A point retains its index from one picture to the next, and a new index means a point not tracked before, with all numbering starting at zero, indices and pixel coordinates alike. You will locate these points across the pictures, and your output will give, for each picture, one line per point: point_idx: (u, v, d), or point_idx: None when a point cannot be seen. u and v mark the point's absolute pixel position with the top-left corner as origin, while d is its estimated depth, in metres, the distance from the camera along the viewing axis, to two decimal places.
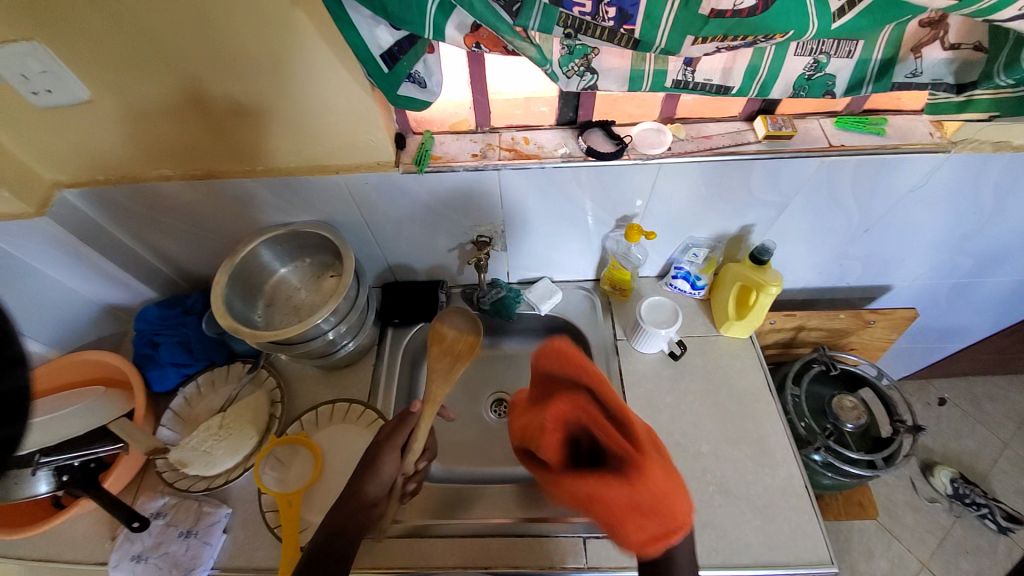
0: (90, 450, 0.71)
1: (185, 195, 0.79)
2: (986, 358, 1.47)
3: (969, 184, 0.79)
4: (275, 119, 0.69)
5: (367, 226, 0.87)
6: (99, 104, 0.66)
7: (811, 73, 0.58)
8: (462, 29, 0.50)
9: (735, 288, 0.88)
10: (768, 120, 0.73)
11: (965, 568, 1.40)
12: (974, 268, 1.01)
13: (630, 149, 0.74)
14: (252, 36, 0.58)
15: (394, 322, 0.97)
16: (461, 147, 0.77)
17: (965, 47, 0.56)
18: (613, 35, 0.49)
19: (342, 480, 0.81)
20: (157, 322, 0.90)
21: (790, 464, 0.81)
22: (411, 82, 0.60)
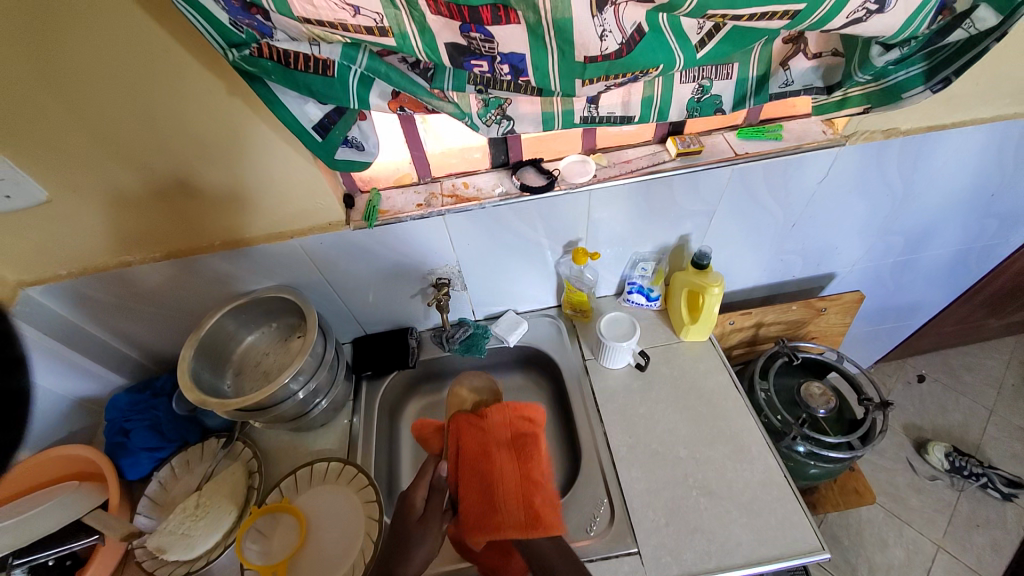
0: (66, 545, 0.72)
1: (150, 277, 0.82)
2: (949, 329, 1.53)
3: (872, 170, 0.87)
4: (230, 198, 0.75)
5: (328, 284, 0.90)
6: (59, 202, 0.69)
7: (699, 96, 0.66)
8: (384, 96, 0.57)
9: (684, 294, 0.94)
10: (677, 140, 0.82)
11: (978, 542, 1.39)
12: (905, 246, 1.09)
13: (560, 181, 0.82)
14: (197, 126, 0.64)
15: (368, 374, 0.98)
16: (406, 199, 0.83)
17: (826, 55, 0.64)
18: (517, 87, 0.56)
19: (327, 545, 0.79)
20: (127, 409, 0.90)
21: (767, 457, 0.83)
22: (349, 147, 0.66)
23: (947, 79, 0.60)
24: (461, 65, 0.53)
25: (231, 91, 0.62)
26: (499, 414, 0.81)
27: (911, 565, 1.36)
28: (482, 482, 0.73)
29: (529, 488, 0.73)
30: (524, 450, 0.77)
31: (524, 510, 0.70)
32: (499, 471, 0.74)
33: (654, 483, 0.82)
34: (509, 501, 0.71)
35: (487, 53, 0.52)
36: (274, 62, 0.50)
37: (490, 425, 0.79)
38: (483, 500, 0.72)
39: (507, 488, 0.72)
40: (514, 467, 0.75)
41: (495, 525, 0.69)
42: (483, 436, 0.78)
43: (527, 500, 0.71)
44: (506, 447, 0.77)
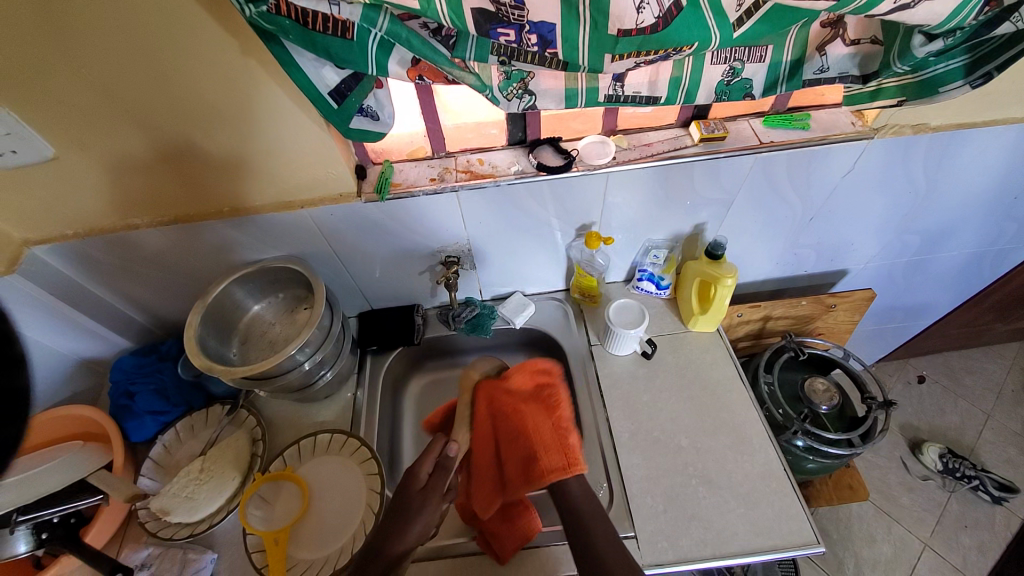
0: (69, 505, 0.69)
1: (156, 242, 0.81)
2: (955, 331, 1.52)
3: (898, 165, 0.85)
4: (240, 165, 0.73)
5: (337, 257, 0.89)
6: (65, 160, 0.68)
7: (730, 78, 0.63)
8: (404, 63, 0.55)
9: (696, 284, 0.93)
10: (701, 125, 0.79)
11: (964, 541, 1.41)
12: (921, 245, 1.07)
13: (578, 162, 0.80)
14: (209, 88, 0.62)
15: (373, 348, 0.98)
16: (419, 173, 0.81)
17: (865, 42, 0.61)
18: (543, 59, 0.53)
19: (328, 514, 0.80)
20: (132, 371, 0.89)
21: (768, 449, 0.84)
22: (363, 116, 0.64)
23: (989, 74, 0.57)
24: (487, 33, 0.50)
25: (244, 51, 0.59)
26: (520, 373, 0.81)
27: (897, 560, 1.38)
28: (510, 435, 0.74)
29: (564, 434, 0.73)
30: (549, 402, 0.77)
31: (563, 453, 0.71)
32: (529, 421, 0.74)
33: (654, 469, 0.82)
34: (546, 446, 0.71)
35: (515, 21, 0.49)
36: (293, 21, 0.48)
37: (513, 386, 0.79)
38: (519, 452, 0.73)
39: (542, 433, 0.73)
40: (545, 416, 0.75)
41: (535, 475, 0.70)
42: (509, 396, 0.78)
43: (562, 442, 0.72)
44: (530, 401, 0.77)
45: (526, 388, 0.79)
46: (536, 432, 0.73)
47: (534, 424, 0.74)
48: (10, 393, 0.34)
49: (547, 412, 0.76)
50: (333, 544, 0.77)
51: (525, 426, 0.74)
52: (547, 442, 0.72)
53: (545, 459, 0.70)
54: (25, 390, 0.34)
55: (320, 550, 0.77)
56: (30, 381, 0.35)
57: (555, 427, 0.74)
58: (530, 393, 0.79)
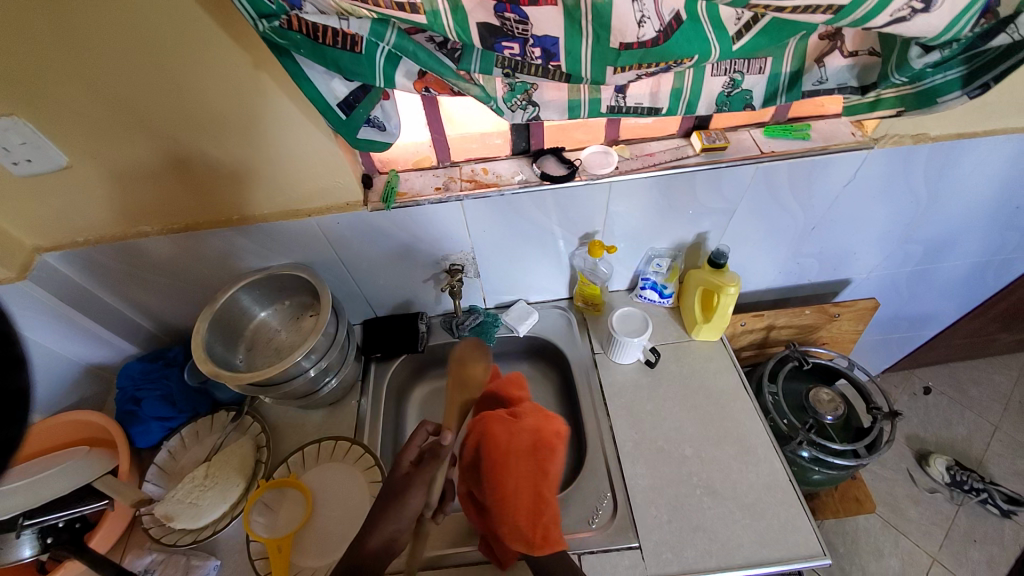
0: (75, 510, 0.70)
1: (165, 249, 0.82)
2: (961, 342, 1.51)
3: (899, 175, 0.85)
4: (248, 173, 0.74)
5: (342, 264, 0.90)
6: (78, 168, 0.69)
7: (730, 90, 0.64)
8: (411, 75, 0.57)
9: (698, 293, 0.93)
10: (702, 135, 0.80)
11: (975, 556, 1.39)
12: (925, 255, 1.07)
13: (581, 171, 0.81)
14: (219, 99, 0.64)
15: (377, 356, 0.99)
16: (425, 182, 0.82)
17: (862, 53, 0.62)
18: (546, 71, 0.55)
19: (332, 521, 0.80)
20: (139, 377, 0.90)
21: (772, 459, 0.83)
22: (370, 127, 0.66)
23: (986, 86, 0.58)
24: (492, 47, 0.51)
25: (257, 63, 0.61)
26: (527, 421, 0.71)
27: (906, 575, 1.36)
28: (491, 494, 0.67)
29: (541, 504, 0.67)
30: (541, 465, 0.68)
31: (533, 526, 0.66)
32: (508, 489, 0.67)
33: (658, 479, 0.82)
34: (518, 514, 0.66)
35: (519, 35, 0.51)
36: (304, 36, 0.49)
37: (516, 432, 0.69)
38: (495, 515, 0.67)
39: (517, 501, 0.67)
40: (531, 477, 0.68)
41: (501, 532, 0.67)
42: (506, 441, 0.68)
43: (536, 516, 0.67)
44: (526, 455, 0.68)
45: (523, 440, 0.69)
46: (509, 500, 0.67)
47: (511, 490, 0.67)
48: (8, 395, 0.30)
49: (535, 476, 0.68)
50: (337, 552, 0.77)
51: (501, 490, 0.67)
52: (518, 510, 0.66)
53: (510, 527, 0.66)
54: (23, 392, 0.31)
55: (323, 557, 0.77)
56: (31, 383, 0.31)
57: (533, 497, 0.67)
58: (525, 448, 0.69)
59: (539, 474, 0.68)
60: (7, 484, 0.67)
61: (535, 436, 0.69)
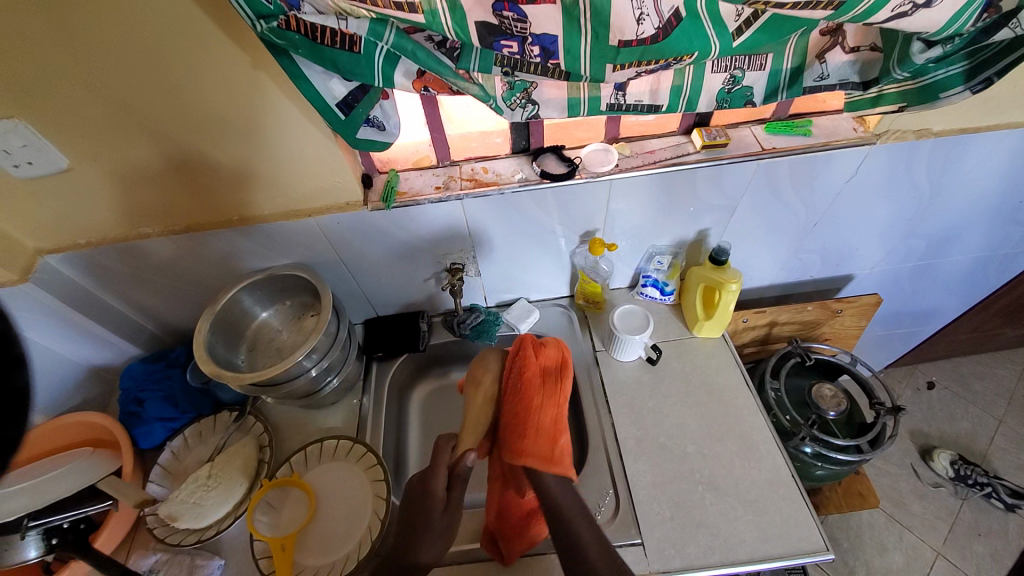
0: (81, 509, 0.70)
1: (167, 250, 0.83)
2: (965, 337, 1.51)
3: (901, 171, 0.85)
4: (248, 173, 0.74)
5: (343, 264, 0.90)
6: (80, 171, 0.69)
7: (730, 86, 0.64)
8: (409, 75, 0.56)
9: (700, 290, 0.93)
10: (702, 132, 0.80)
11: (979, 551, 1.38)
12: (928, 250, 1.06)
13: (581, 169, 0.80)
14: (219, 100, 0.64)
15: (378, 355, 0.99)
16: (425, 181, 0.82)
17: (863, 49, 0.62)
18: (545, 69, 0.55)
19: (335, 520, 0.81)
20: (142, 378, 0.91)
21: (775, 456, 0.83)
22: (370, 127, 0.66)
23: (989, 80, 0.57)
24: (491, 46, 0.51)
25: (255, 64, 0.61)
26: (552, 349, 0.82)
27: (909, 570, 1.36)
28: (517, 410, 0.76)
29: (557, 426, 0.75)
30: (560, 388, 0.79)
31: (551, 445, 0.73)
32: (533, 403, 0.76)
33: (661, 476, 0.82)
34: (538, 432, 0.74)
35: (518, 34, 0.50)
36: (301, 35, 0.49)
37: (543, 355, 0.81)
38: (515, 432, 0.75)
39: (539, 416, 0.75)
40: (552, 402, 0.77)
41: (519, 450, 0.73)
42: (534, 363, 0.80)
43: (552, 438, 0.74)
44: (548, 378, 0.79)
45: (544, 365, 0.80)
46: (533, 413, 0.75)
47: (535, 403, 0.76)
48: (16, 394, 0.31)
49: (554, 399, 0.77)
50: (340, 550, 0.78)
51: (528, 404, 0.76)
52: (539, 426, 0.74)
53: (532, 440, 0.73)
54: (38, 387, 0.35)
55: (326, 556, 0.77)
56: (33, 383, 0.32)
57: (552, 416, 0.76)
58: (544, 370, 0.80)
59: (557, 397, 0.78)
60: (12, 485, 0.64)
61: (557, 363, 0.81)
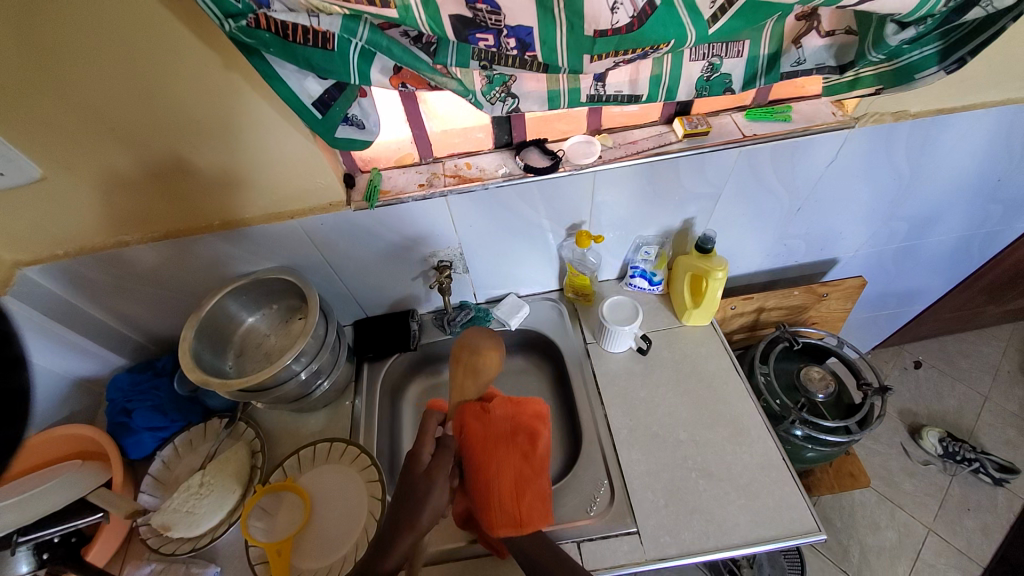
0: (71, 522, 0.70)
1: (148, 258, 0.81)
2: (948, 316, 1.54)
3: (881, 154, 0.86)
4: (227, 176, 0.73)
5: (329, 265, 0.90)
6: (53, 180, 0.68)
7: (708, 74, 0.64)
8: (386, 71, 0.55)
9: (687, 278, 0.93)
10: (684, 121, 0.80)
11: (968, 525, 1.42)
12: (910, 231, 1.08)
13: (565, 162, 0.80)
14: (193, 102, 0.63)
15: (369, 356, 0.99)
16: (408, 179, 0.82)
17: (839, 32, 0.62)
18: (523, 62, 0.54)
19: (331, 522, 0.80)
20: (128, 389, 0.89)
21: (765, 440, 0.84)
22: (349, 126, 0.65)
23: (962, 60, 0.58)
24: (465, 39, 0.51)
25: (227, 65, 0.60)
26: (501, 408, 0.80)
27: (902, 546, 1.39)
28: (476, 481, 0.73)
29: (522, 490, 0.74)
30: (518, 450, 0.77)
31: (517, 507, 0.72)
32: (492, 470, 0.74)
33: (654, 464, 0.82)
34: (502, 499, 0.72)
35: (492, 26, 0.50)
36: (272, 34, 0.48)
37: (495, 418, 0.78)
38: (479, 501, 0.72)
39: (501, 483, 0.73)
40: (513, 462, 0.76)
41: (487, 521, 0.72)
42: (486, 428, 0.77)
43: (517, 500, 0.73)
44: (505, 439, 0.77)
45: (501, 427, 0.78)
46: (491, 483, 0.73)
47: (494, 474, 0.74)
48: (6, 396, 0.31)
49: (515, 462, 0.76)
50: (337, 552, 0.78)
51: (487, 476, 0.73)
52: (503, 495, 0.73)
53: (495, 515, 0.71)
54: (23, 392, 0.32)
55: (323, 558, 0.77)
56: (30, 384, 0.33)
57: (515, 480, 0.74)
58: (500, 433, 0.77)
59: (517, 456, 0.76)
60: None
61: (511, 426, 0.78)
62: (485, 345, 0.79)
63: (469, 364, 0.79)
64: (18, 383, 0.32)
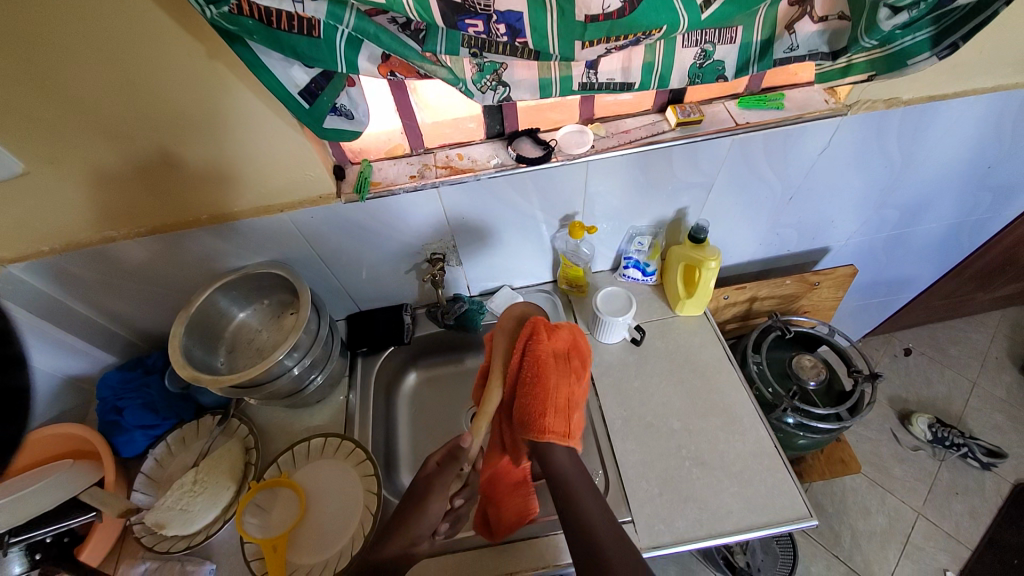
0: (63, 523, 0.69)
1: (136, 253, 0.80)
2: (938, 303, 1.55)
3: (873, 141, 0.86)
4: (215, 168, 0.72)
5: (320, 259, 0.88)
6: (35, 175, 0.66)
7: (701, 61, 0.63)
8: (374, 59, 0.54)
9: (681, 268, 0.93)
10: (677, 109, 0.80)
11: (956, 508, 1.45)
12: (900, 219, 1.08)
13: (557, 152, 0.80)
14: (177, 92, 0.61)
15: (363, 350, 0.98)
16: (398, 171, 0.81)
17: (832, 19, 0.61)
18: (513, 49, 0.54)
19: (327, 517, 0.80)
20: (119, 387, 0.88)
21: (758, 428, 0.85)
22: (337, 116, 0.64)
23: (954, 45, 0.59)
24: (455, 25, 0.50)
25: (211, 54, 0.58)
26: (565, 330, 0.76)
27: (892, 530, 1.42)
28: (530, 390, 0.68)
29: (569, 402, 0.69)
30: (573, 372, 0.73)
31: (566, 420, 0.68)
32: (549, 374, 0.69)
33: (649, 454, 0.83)
34: (553, 407, 0.67)
35: (482, 11, 0.49)
36: (255, 20, 0.47)
37: (555, 335, 0.74)
38: (529, 410, 0.67)
39: (556, 391, 0.69)
40: (569, 381, 0.71)
41: (537, 427, 0.66)
42: (547, 344, 0.72)
43: (567, 413, 0.68)
44: (561, 359, 0.73)
45: (557, 345, 0.74)
46: (544, 395, 0.68)
47: (550, 388, 0.68)
48: (8, 393, 0.33)
49: (570, 382, 0.71)
50: (334, 547, 0.78)
51: (541, 381, 0.68)
52: (551, 403, 0.67)
53: (545, 420, 0.66)
54: (25, 390, 0.34)
55: (320, 553, 0.77)
56: (32, 383, 0.34)
57: (568, 396, 0.70)
58: (552, 352, 0.73)
59: (570, 375, 0.72)
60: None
61: (568, 347, 0.75)
62: (524, 307, 0.81)
63: (518, 318, 0.80)
64: (18, 381, 0.33)
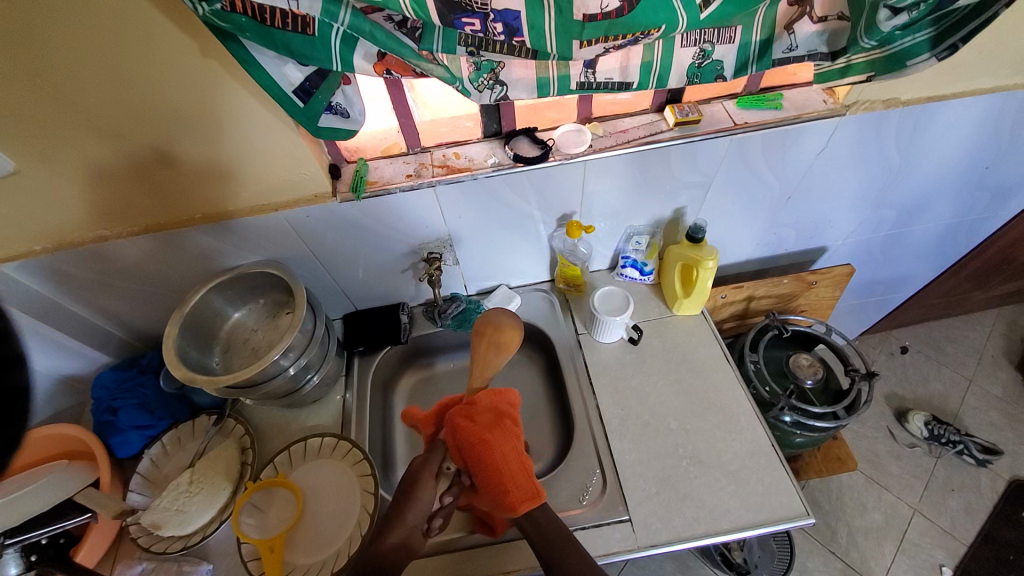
0: (58, 524, 0.68)
1: (130, 253, 0.79)
2: (935, 302, 1.56)
3: (871, 141, 0.86)
4: (209, 167, 0.71)
5: (316, 259, 0.88)
6: (27, 173, 0.65)
7: (700, 61, 0.63)
8: (369, 58, 0.54)
9: (678, 268, 0.93)
10: (675, 109, 0.79)
11: (951, 505, 1.46)
12: (898, 218, 1.08)
13: (554, 151, 0.79)
14: (169, 90, 0.60)
15: (359, 350, 0.97)
16: (395, 170, 0.80)
17: (832, 19, 0.61)
18: (511, 48, 0.53)
19: (324, 517, 0.80)
20: (114, 387, 0.87)
21: (756, 427, 0.85)
22: (332, 114, 0.63)
23: (954, 46, 0.58)
24: (452, 24, 0.49)
25: (204, 51, 0.58)
26: (485, 397, 0.75)
27: (888, 527, 1.43)
28: (482, 469, 0.67)
29: (526, 466, 0.69)
30: (512, 432, 0.71)
31: (529, 480, 0.67)
32: (491, 457, 0.67)
33: (646, 453, 0.83)
34: (516, 479, 0.67)
35: (479, 10, 0.49)
36: (249, 18, 0.46)
37: (476, 410, 0.73)
38: (489, 489, 0.66)
39: (505, 463, 0.67)
40: (513, 442, 0.70)
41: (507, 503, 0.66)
42: (472, 420, 0.71)
43: (526, 475, 0.68)
44: (493, 424, 0.71)
45: (486, 411, 0.73)
46: (495, 471, 0.66)
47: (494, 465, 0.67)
48: (3, 395, 0.33)
49: (513, 445, 0.70)
50: (330, 547, 0.77)
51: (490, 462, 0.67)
52: (513, 470, 0.67)
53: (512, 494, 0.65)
54: (21, 392, 0.34)
55: (317, 553, 0.77)
56: (30, 384, 0.34)
57: (522, 458, 0.69)
58: (482, 426, 0.70)
59: (513, 438, 0.70)
60: None
61: (495, 411, 0.73)
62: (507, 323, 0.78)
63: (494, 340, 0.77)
64: (19, 380, 0.32)
